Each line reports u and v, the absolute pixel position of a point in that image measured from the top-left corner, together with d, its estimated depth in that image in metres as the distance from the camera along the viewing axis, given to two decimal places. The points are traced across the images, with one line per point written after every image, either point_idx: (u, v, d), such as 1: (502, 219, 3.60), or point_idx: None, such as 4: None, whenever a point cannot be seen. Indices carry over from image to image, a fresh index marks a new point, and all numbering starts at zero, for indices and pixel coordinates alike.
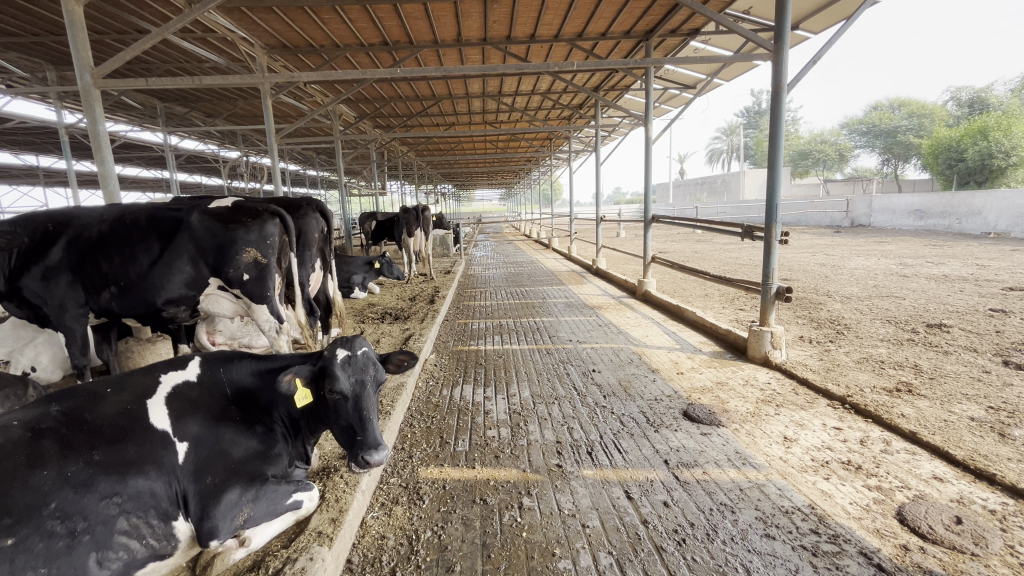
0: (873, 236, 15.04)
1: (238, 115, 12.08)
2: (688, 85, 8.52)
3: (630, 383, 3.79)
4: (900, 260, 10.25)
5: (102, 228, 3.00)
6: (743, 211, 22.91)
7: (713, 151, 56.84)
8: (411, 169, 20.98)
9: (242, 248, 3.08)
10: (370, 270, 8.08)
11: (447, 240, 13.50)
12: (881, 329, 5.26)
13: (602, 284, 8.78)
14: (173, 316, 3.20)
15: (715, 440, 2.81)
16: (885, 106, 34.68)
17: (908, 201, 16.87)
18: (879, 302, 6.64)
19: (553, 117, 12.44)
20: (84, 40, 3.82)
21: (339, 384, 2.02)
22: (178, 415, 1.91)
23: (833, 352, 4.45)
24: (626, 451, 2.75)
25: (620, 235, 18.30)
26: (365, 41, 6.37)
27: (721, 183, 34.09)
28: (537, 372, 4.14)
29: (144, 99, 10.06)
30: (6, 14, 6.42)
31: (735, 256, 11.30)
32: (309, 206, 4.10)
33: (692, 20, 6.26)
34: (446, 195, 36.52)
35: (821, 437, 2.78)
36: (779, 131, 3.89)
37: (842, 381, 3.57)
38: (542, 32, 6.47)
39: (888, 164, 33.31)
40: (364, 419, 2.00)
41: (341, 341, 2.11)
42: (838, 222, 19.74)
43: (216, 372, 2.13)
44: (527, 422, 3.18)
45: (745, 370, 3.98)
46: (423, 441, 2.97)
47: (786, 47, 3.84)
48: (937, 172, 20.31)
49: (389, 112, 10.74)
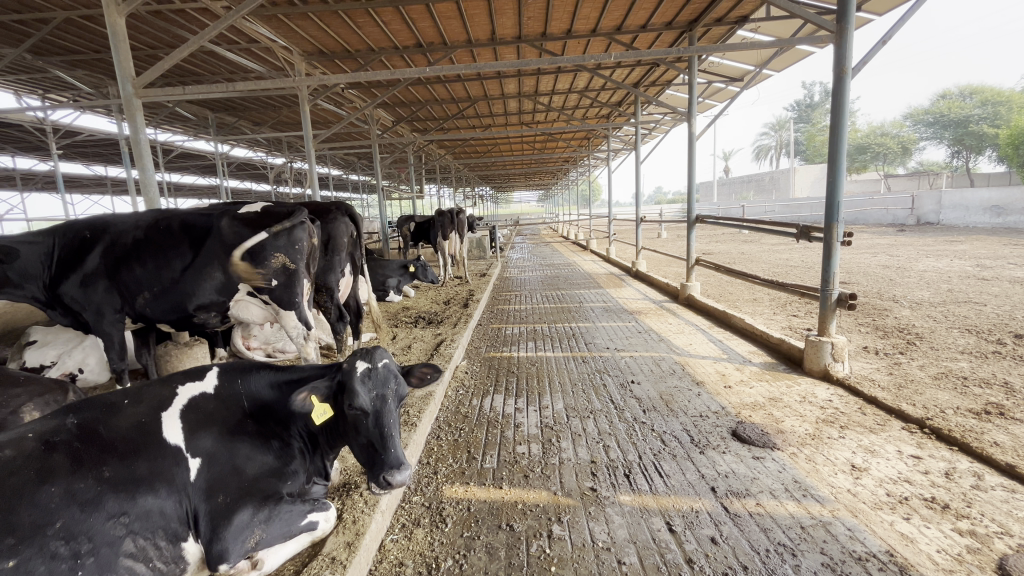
0: (942, 235, 13.86)
1: (283, 123, 12.48)
2: (734, 78, 8.05)
3: (671, 397, 3.51)
4: (977, 262, 9.31)
5: (137, 235, 3.05)
6: (793, 209, 21.71)
7: (760, 146, 54.34)
8: (448, 172, 21.15)
9: (271, 253, 3.06)
10: (406, 274, 7.90)
11: (483, 242, 13.45)
12: (960, 340, 4.70)
13: (642, 287, 8.43)
14: (204, 321, 3.20)
15: (769, 466, 2.52)
16: (955, 93, 32.04)
17: (983, 196, 15.51)
18: (955, 308, 5.99)
19: (591, 116, 12.14)
20: (126, 51, 3.93)
21: (359, 400, 1.88)
22: (192, 429, 1.84)
23: (905, 365, 3.99)
24: (669, 475, 2.50)
25: (661, 236, 17.74)
26: (399, 43, 6.35)
27: (769, 180, 32.49)
28: (571, 382, 3.93)
29: (196, 110, 10.55)
30: (71, 33, 6.83)
31: (786, 258, 10.60)
32: (338, 211, 4.08)
33: (740, 7, 5.87)
34: (484, 198, 36.78)
35: (897, 467, 2.43)
36: (842, 121, 3.50)
37: (918, 401, 3.17)
38: (578, 26, 6.23)
39: (958, 156, 30.72)
40: (385, 436, 1.86)
41: (361, 353, 1.98)
42: (901, 220, 18.29)
43: (234, 383, 2.06)
44: (559, 438, 2.98)
45: (802, 384, 3.62)
46: (450, 456, 2.83)
47: (852, 27, 3.45)
48: (1017, 164, 18.46)
49: (426, 115, 10.78)
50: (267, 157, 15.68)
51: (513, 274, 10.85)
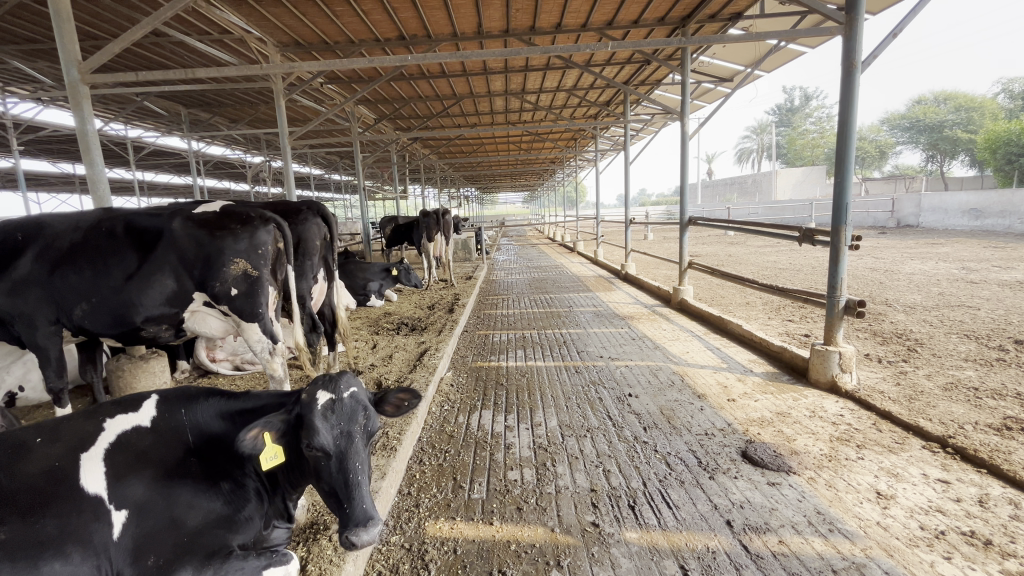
0: (924, 238, 14.04)
1: (261, 120, 12.03)
2: (724, 77, 7.93)
3: (673, 413, 3.26)
4: (962, 265, 9.34)
5: (75, 238, 2.71)
6: (777, 211, 21.86)
7: (742, 149, 55.08)
8: (432, 173, 20.83)
9: (230, 259, 2.68)
10: (388, 277, 7.58)
11: (468, 244, 13.18)
12: (961, 347, 4.56)
13: (632, 290, 8.24)
14: (155, 335, 2.85)
15: (787, 494, 2.28)
16: (929, 99, 32.86)
17: (961, 199, 15.77)
18: (949, 313, 5.90)
19: (578, 115, 11.93)
20: (71, 32, 3.54)
21: (320, 439, 1.59)
22: (118, 475, 1.53)
23: (911, 374, 3.83)
24: (678, 506, 2.25)
25: (648, 238, 17.69)
26: (381, 35, 6.03)
27: (752, 183, 32.84)
28: (565, 396, 3.65)
29: (168, 105, 10.09)
30: (24, 20, 6.35)
31: (775, 261, 10.52)
32: (310, 211, 3.77)
33: (733, 5, 5.74)
34: (470, 199, 36.56)
35: (925, 494, 2.22)
36: (852, 117, 3.31)
37: (934, 415, 2.98)
38: (568, 20, 6.00)
39: (933, 160, 31.50)
40: (351, 483, 1.58)
41: (323, 381, 1.70)
42: (882, 222, 18.51)
43: (174, 413, 1.73)
44: (554, 461, 2.71)
45: (810, 397, 3.41)
46: (433, 484, 2.54)
47: (862, 17, 3.27)
48: (995, 168, 18.73)
49: (409, 112, 10.47)
50: (245, 155, 15.17)
51: (500, 277, 10.58)
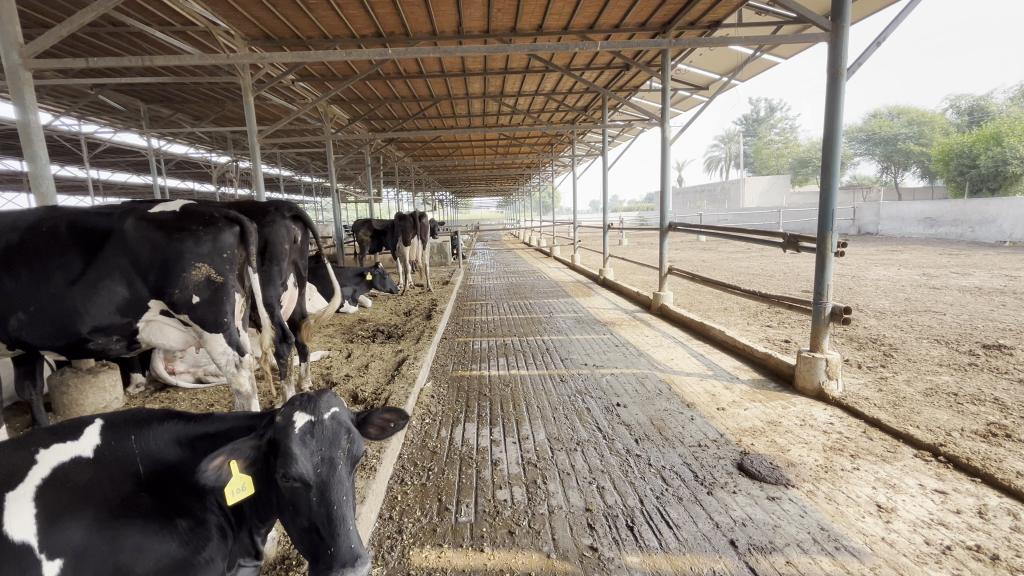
0: (885, 245, 14.61)
1: (227, 118, 11.54)
2: (700, 85, 8.02)
3: (663, 423, 3.17)
4: (923, 271, 9.70)
5: (12, 239, 2.41)
6: (745, 218, 22.45)
7: (711, 158, 56.64)
8: (407, 176, 20.50)
9: (191, 264, 2.44)
10: (363, 282, 7.31)
11: (444, 248, 12.98)
12: (934, 352, 4.66)
13: (611, 296, 8.21)
14: (104, 347, 2.57)
15: (789, 509, 2.20)
16: (884, 113, 34.52)
17: (917, 209, 16.52)
18: (918, 318, 6.06)
19: (556, 120, 11.90)
20: (11, 13, 3.23)
21: (297, 468, 1.40)
22: (52, 517, 1.31)
23: (891, 380, 3.86)
24: (678, 526, 2.14)
25: (623, 244, 17.85)
26: (357, 32, 5.81)
27: (721, 191, 33.72)
28: (551, 406, 3.52)
29: (127, 100, 9.54)
30: None
31: (747, 266, 10.69)
32: (277, 212, 3.53)
33: (712, 13, 5.79)
34: (444, 203, 36.32)
35: (925, 506, 2.18)
36: (837, 124, 3.32)
37: (921, 421, 2.98)
38: (550, 23, 5.92)
39: (888, 172, 33.13)
40: (334, 517, 1.40)
41: (300, 402, 1.51)
42: (844, 230, 19.21)
43: (123, 441, 1.50)
44: (545, 478, 2.57)
45: (798, 405, 3.38)
46: (417, 507, 2.36)
47: (847, 25, 3.29)
48: (948, 179, 19.70)
49: (384, 113, 10.22)
50: (210, 155, 14.54)
51: (477, 281, 10.43)
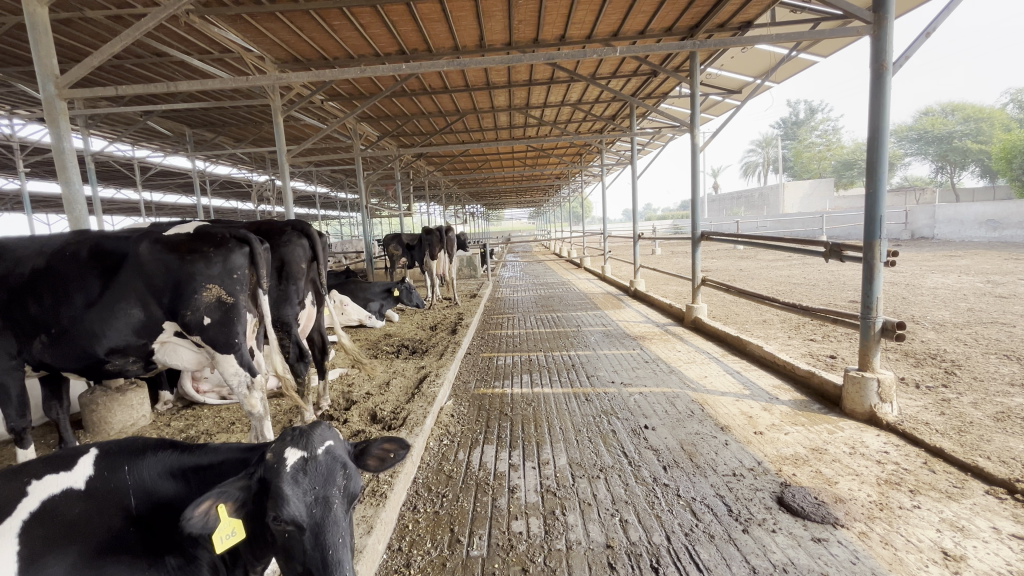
0: (942, 250, 13.60)
1: (265, 138, 11.99)
2: (732, 88, 7.71)
3: (694, 448, 2.94)
4: (986, 278, 8.94)
5: (38, 264, 2.48)
6: (786, 225, 21.49)
7: (748, 163, 55.00)
8: (438, 190, 20.79)
9: (202, 285, 2.46)
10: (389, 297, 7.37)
11: (473, 261, 13.00)
12: (1004, 369, 4.20)
13: (642, 308, 7.93)
14: (122, 368, 2.60)
15: (838, 554, 1.96)
16: (936, 111, 32.60)
17: (978, 211, 15.35)
18: (983, 331, 5.52)
19: (583, 129, 11.77)
20: (49, 46, 3.42)
21: (289, 509, 1.32)
22: (35, 554, 1.30)
23: (955, 402, 3.47)
24: (710, 569, 1.93)
25: (656, 254, 17.38)
26: (381, 50, 5.90)
27: (759, 197, 32.57)
28: (575, 428, 3.35)
29: (172, 126, 10.06)
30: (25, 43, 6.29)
31: (789, 276, 10.16)
32: (294, 232, 3.56)
33: (742, 14, 5.57)
34: (475, 215, 36.62)
35: (1001, 555, 1.89)
36: (883, 123, 3.05)
37: (991, 451, 2.64)
38: (572, 32, 5.84)
39: (943, 171, 31.17)
40: (329, 562, 1.31)
41: (291, 437, 1.43)
42: (895, 234, 18.08)
43: (115, 473, 1.49)
44: (564, 509, 2.40)
45: (847, 430, 3.08)
46: (428, 539, 2.24)
47: (892, 17, 3.03)
48: (1012, 178, 18.27)
49: (412, 129, 10.37)
50: (250, 175, 15.16)
51: (506, 294, 10.35)
